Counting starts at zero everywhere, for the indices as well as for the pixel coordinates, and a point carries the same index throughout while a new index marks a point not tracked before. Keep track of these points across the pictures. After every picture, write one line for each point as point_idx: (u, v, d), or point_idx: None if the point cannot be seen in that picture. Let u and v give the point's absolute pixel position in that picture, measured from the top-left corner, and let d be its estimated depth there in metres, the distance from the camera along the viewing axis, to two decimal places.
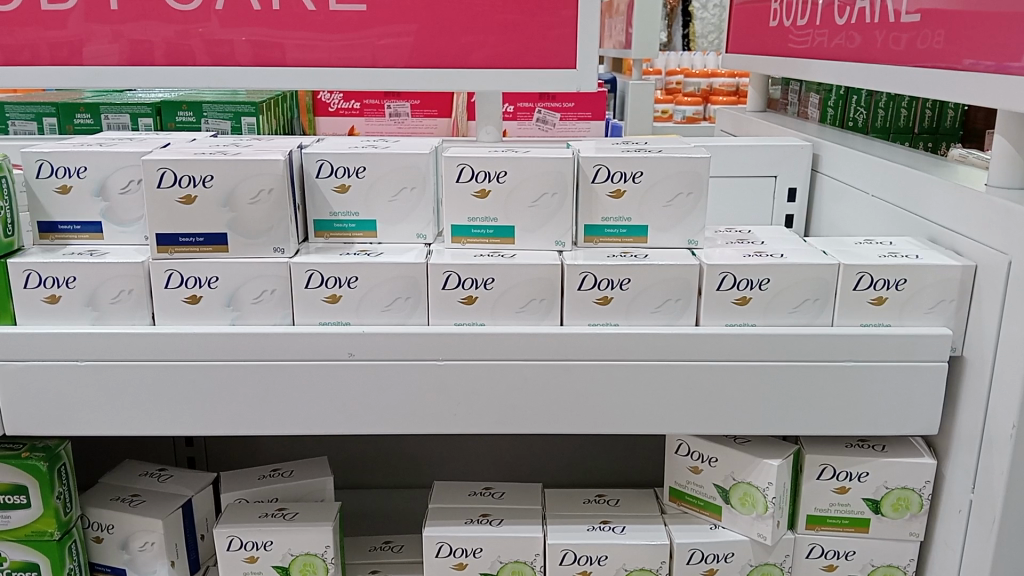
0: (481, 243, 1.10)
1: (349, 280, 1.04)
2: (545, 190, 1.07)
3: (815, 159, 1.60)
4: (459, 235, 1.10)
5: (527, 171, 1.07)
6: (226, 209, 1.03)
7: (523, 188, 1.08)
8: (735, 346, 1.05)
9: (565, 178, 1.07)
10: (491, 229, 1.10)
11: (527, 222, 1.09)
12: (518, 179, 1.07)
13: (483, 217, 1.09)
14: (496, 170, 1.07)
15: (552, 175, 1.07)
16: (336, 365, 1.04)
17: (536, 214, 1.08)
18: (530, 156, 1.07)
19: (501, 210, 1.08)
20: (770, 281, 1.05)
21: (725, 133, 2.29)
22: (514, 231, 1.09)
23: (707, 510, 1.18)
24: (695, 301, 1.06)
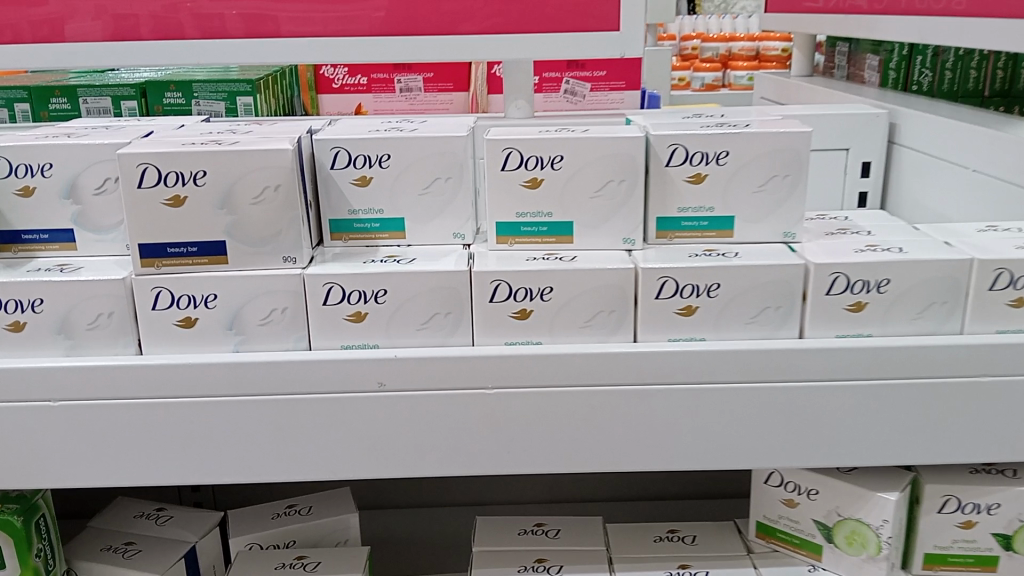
0: (532, 242, 0.91)
1: (378, 294, 0.85)
2: (608, 177, 0.88)
3: (892, 129, 1.40)
4: (506, 235, 0.91)
5: (588, 155, 0.88)
6: (223, 210, 0.84)
7: (582, 175, 0.88)
8: (848, 361, 0.86)
9: (635, 161, 0.88)
10: (545, 225, 0.90)
11: (588, 217, 0.90)
12: (576, 165, 0.88)
13: (534, 211, 0.90)
14: (553, 154, 0.88)
15: (619, 159, 0.88)
16: (363, 398, 0.86)
17: (597, 207, 0.89)
18: (590, 136, 0.87)
19: (557, 202, 0.89)
20: (890, 282, 0.87)
21: (767, 101, 2.10)
22: (574, 227, 0.90)
23: (803, 549, 1.00)
24: (799, 307, 0.87)
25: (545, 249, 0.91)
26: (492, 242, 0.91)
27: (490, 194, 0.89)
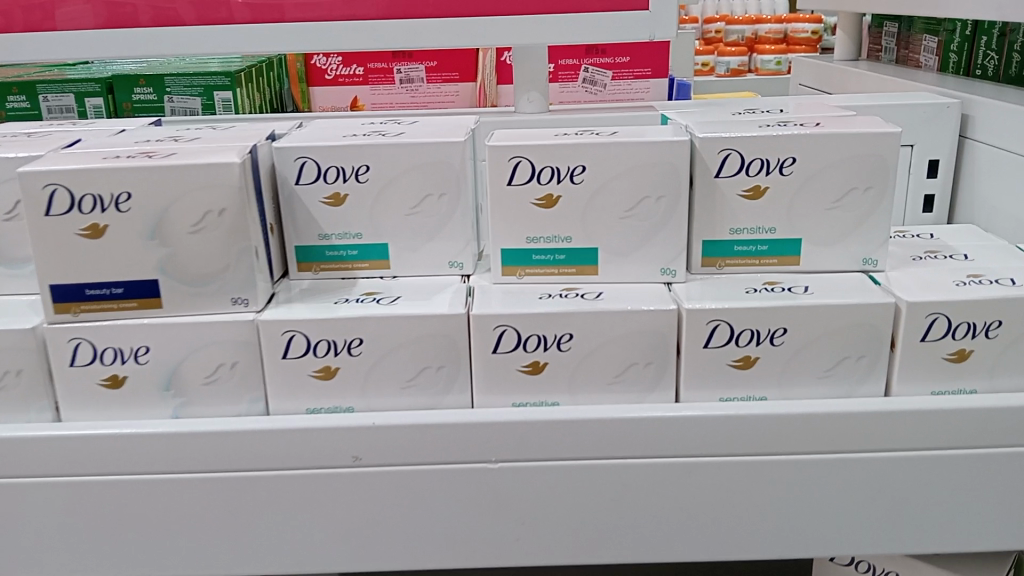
0: (546, 274, 0.73)
1: (352, 344, 0.68)
2: (642, 193, 0.70)
3: (962, 121, 1.20)
4: (514, 265, 0.73)
5: (618, 164, 0.70)
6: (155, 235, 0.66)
7: (609, 190, 0.70)
8: (949, 427, 0.68)
9: (678, 173, 0.70)
10: (562, 254, 0.72)
11: (617, 243, 0.72)
12: (602, 178, 0.70)
13: (550, 236, 0.72)
14: (574, 164, 0.70)
15: (657, 171, 0.70)
16: (334, 475, 0.68)
17: (629, 229, 0.71)
18: (620, 140, 0.69)
19: (578, 223, 0.71)
20: (1001, 325, 0.68)
21: (806, 88, 1.90)
22: (601, 255, 0.72)
23: None
24: (887, 356, 0.69)
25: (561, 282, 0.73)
26: (496, 274, 0.73)
27: (494, 215, 0.71)
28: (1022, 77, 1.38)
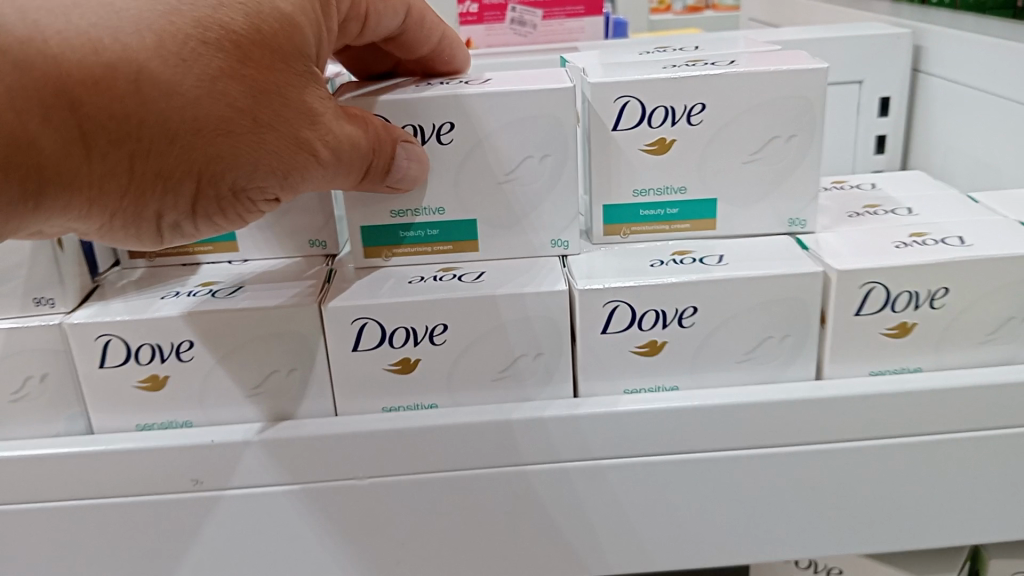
0: (415, 253, 0.62)
1: (181, 347, 0.57)
2: (525, 152, 0.59)
3: (915, 53, 1.09)
4: (378, 244, 0.62)
5: (494, 118, 0.58)
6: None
7: (484, 150, 0.59)
8: (891, 413, 0.58)
9: (566, 130, 0.59)
10: (435, 228, 0.61)
11: (498, 212, 0.61)
12: (475, 135, 0.58)
13: (418, 208, 0.61)
14: (439, 121, 0.58)
15: (540, 126, 0.58)
16: (170, 502, 0.58)
17: (511, 197, 0.60)
18: (487, 91, 0.57)
19: (451, 191, 0.60)
20: (947, 292, 0.58)
21: (758, 24, 1.77)
22: (479, 228, 0.61)
23: None
24: (816, 333, 0.59)
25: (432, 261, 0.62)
26: (358, 255, 0.62)
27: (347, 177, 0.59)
28: None
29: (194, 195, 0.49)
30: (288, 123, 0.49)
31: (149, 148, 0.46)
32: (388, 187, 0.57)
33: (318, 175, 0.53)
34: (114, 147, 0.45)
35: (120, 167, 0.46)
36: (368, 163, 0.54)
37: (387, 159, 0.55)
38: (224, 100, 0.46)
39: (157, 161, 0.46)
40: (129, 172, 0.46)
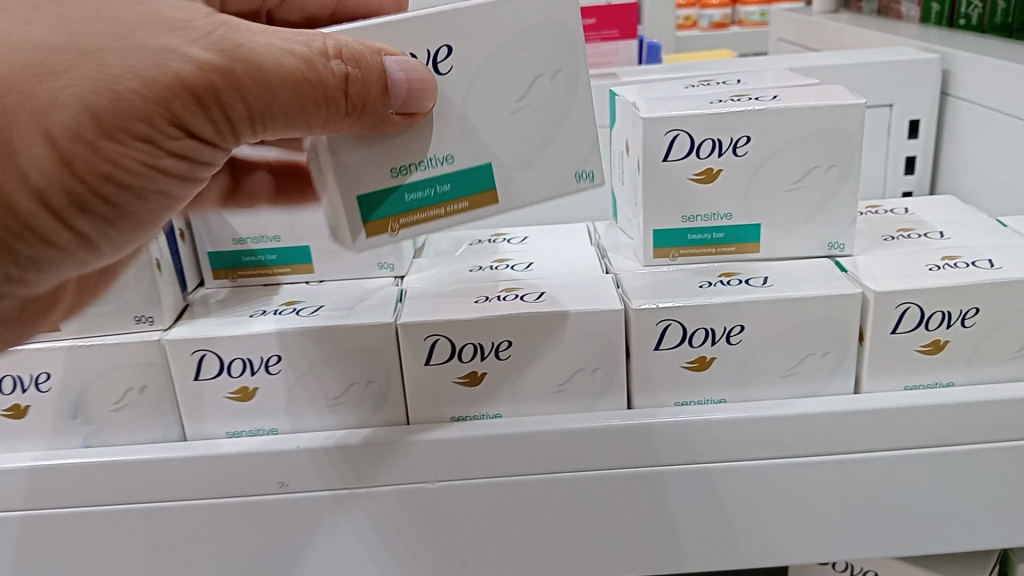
0: (427, 218, 0.58)
1: (269, 361, 0.63)
2: (532, 71, 0.57)
3: (943, 78, 1.13)
4: (383, 219, 0.57)
5: (493, 36, 0.56)
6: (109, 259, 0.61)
7: (488, 75, 0.56)
8: (926, 423, 0.62)
9: (570, 39, 0.57)
10: (442, 183, 0.57)
11: (515, 151, 0.58)
12: (476, 59, 0.56)
13: (421, 162, 0.57)
14: (436, 47, 0.55)
15: (544, 39, 0.56)
16: (257, 503, 0.63)
17: (523, 125, 0.58)
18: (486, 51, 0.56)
19: (458, 134, 0.57)
20: (979, 311, 0.62)
21: (786, 45, 1.82)
22: (494, 173, 0.58)
23: None
24: (855, 349, 0.63)
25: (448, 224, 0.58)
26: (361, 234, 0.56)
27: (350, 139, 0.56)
28: (1007, 26, 1.30)
29: (97, 144, 0.49)
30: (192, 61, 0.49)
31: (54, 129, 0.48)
32: (369, 107, 0.53)
33: (278, 112, 0.52)
34: (20, 139, 0.48)
35: (12, 129, 0.48)
36: (319, 89, 0.51)
37: (368, 75, 0.52)
38: (108, 62, 0.48)
39: (77, 138, 0.49)
40: (17, 129, 0.48)
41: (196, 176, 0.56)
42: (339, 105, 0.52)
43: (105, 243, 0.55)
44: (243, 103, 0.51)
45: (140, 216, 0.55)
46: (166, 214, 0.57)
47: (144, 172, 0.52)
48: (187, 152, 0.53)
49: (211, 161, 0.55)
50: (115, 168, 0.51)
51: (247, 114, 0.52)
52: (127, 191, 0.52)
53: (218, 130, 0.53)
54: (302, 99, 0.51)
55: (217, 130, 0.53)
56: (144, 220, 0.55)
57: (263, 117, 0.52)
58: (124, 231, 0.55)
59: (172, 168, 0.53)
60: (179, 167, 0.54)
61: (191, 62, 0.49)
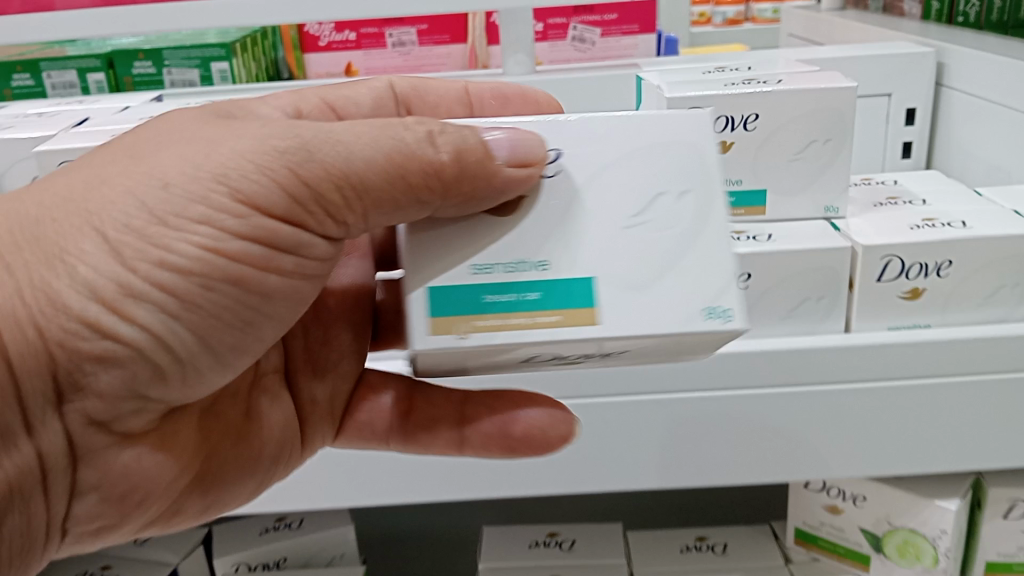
0: (507, 325, 0.49)
1: None
2: (655, 188, 0.51)
3: (939, 70, 1.23)
4: (453, 315, 0.49)
5: (614, 145, 0.51)
6: (258, 404, 0.67)
7: (602, 185, 0.51)
8: (905, 358, 0.73)
9: (703, 154, 0.51)
10: (533, 291, 0.49)
11: (626, 272, 0.50)
12: (592, 164, 0.51)
13: (514, 263, 0.49)
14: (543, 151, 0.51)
15: (670, 154, 0.51)
16: None
17: (641, 243, 0.50)
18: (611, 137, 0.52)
19: (554, 241, 0.50)
20: (952, 264, 0.73)
21: (797, 38, 1.92)
22: (597, 289, 0.49)
23: (849, 559, 0.90)
24: (845, 297, 0.75)
25: (531, 335, 0.49)
26: (423, 328, 0.49)
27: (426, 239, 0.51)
28: (1001, 24, 1.40)
29: (158, 230, 0.47)
30: (278, 151, 0.48)
31: (134, 231, 0.47)
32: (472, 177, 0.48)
33: (386, 200, 0.49)
34: (84, 240, 0.47)
35: (72, 236, 0.47)
36: (407, 155, 0.48)
37: (466, 149, 0.48)
38: (187, 159, 0.48)
39: (153, 240, 0.47)
40: (70, 237, 0.47)
41: (281, 282, 0.52)
42: (434, 172, 0.48)
43: (186, 361, 0.52)
44: (300, 167, 0.48)
45: (242, 334, 0.54)
46: (248, 311, 0.52)
47: (201, 254, 0.48)
48: (238, 212, 0.48)
49: (282, 250, 0.50)
50: (171, 263, 0.48)
51: (320, 188, 0.48)
52: (180, 275, 0.48)
53: (302, 213, 0.49)
54: (388, 165, 0.48)
55: (289, 209, 0.49)
56: (204, 308, 0.50)
57: (343, 189, 0.48)
58: (189, 314, 0.50)
59: (239, 254, 0.49)
60: (249, 253, 0.49)
61: (247, 145, 0.48)
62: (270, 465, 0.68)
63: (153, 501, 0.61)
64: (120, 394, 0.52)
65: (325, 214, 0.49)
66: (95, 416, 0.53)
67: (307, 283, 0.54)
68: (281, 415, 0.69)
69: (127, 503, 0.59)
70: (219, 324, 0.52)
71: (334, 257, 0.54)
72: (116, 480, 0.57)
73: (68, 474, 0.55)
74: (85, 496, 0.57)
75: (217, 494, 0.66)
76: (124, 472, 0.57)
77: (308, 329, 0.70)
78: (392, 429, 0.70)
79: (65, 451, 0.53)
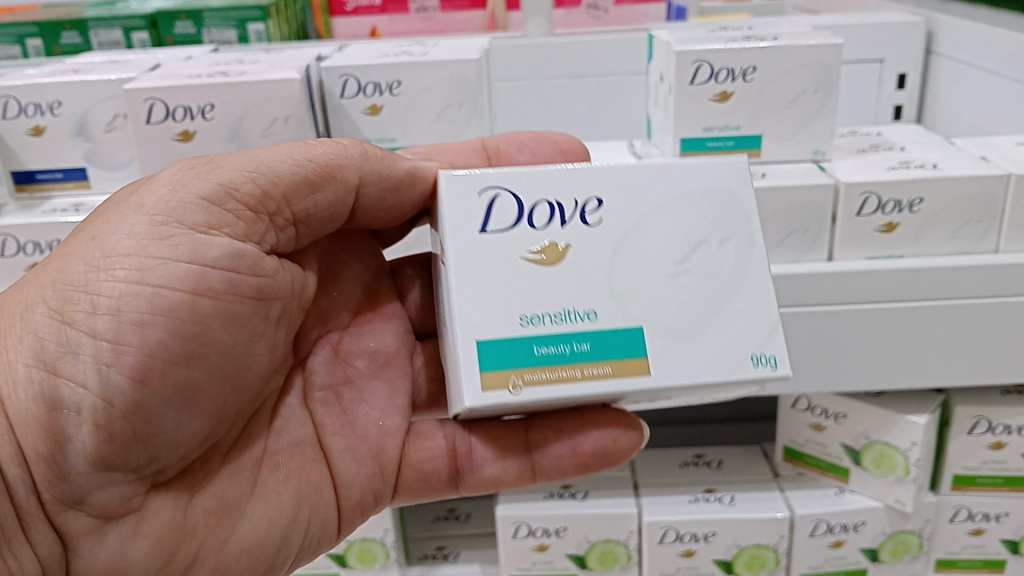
0: (558, 377, 0.52)
1: (392, 86, 0.87)
2: (699, 236, 0.56)
3: (930, 37, 1.32)
4: (506, 370, 0.52)
5: (658, 193, 0.56)
6: (268, 483, 0.63)
7: (646, 233, 0.55)
8: (880, 284, 0.83)
9: (741, 202, 0.57)
10: (586, 343, 0.53)
11: (675, 318, 0.54)
12: (635, 211, 0.56)
13: (564, 313, 0.53)
14: (586, 198, 0.56)
15: (711, 202, 0.57)
16: None
17: (687, 289, 0.55)
18: (659, 186, 0.56)
19: (604, 291, 0.54)
20: (923, 201, 0.83)
21: (800, 10, 2.00)
22: (646, 340, 0.53)
23: (830, 472, 1.00)
24: (828, 230, 0.85)
25: (584, 386, 0.52)
26: (476, 386, 0.52)
27: (484, 306, 0.53)
28: None
29: (105, 291, 0.53)
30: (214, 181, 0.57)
31: (85, 299, 0.53)
32: (339, 160, 0.61)
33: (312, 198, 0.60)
34: (39, 316, 0.53)
35: (29, 314, 0.53)
36: (323, 164, 0.60)
37: (370, 165, 0.62)
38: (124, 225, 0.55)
39: (103, 303, 0.53)
40: (29, 316, 0.53)
41: (216, 305, 0.56)
42: (323, 154, 0.61)
43: (141, 416, 0.54)
44: (211, 176, 0.57)
45: (195, 375, 0.56)
46: (193, 344, 0.56)
47: (131, 287, 0.54)
48: (159, 235, 0.55)
49: (212, 263, 0.56)
50: (105, 307, 0.53)
51: (235, 184, 0.57)
52: (113, 316, 0.53)
53: (225, 216, 0.57)
54: (289, 153, 0.60)
55: (212, 216, 0.56)
56: (148, 348, 0.54)
57: (255, 179, 0.58)
58: (132, 360, 0.53)
59: (166, 279, 0.54)
60: (177, 275, 0.55)
61: (162, 184, 0.57)
62: (290, 542, 0.63)
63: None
64: (86, 471, 0.53)
65: (248, 212, 0.58)
66: (65, 497, 0.53)
67: (245, 305, 0.58)
68: (309, 487, 0.64)
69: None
70: (168, 364, 0.55)
71: (270, 274, 0.60)
72: (106, 569, 0.55)
73: (58, 565, 0.54)
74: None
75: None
76: (110, 565, 0.55)
77: (342, 395, 0.67)
78: (455, 470, 0.66)
79: (56, 545, 0.54)
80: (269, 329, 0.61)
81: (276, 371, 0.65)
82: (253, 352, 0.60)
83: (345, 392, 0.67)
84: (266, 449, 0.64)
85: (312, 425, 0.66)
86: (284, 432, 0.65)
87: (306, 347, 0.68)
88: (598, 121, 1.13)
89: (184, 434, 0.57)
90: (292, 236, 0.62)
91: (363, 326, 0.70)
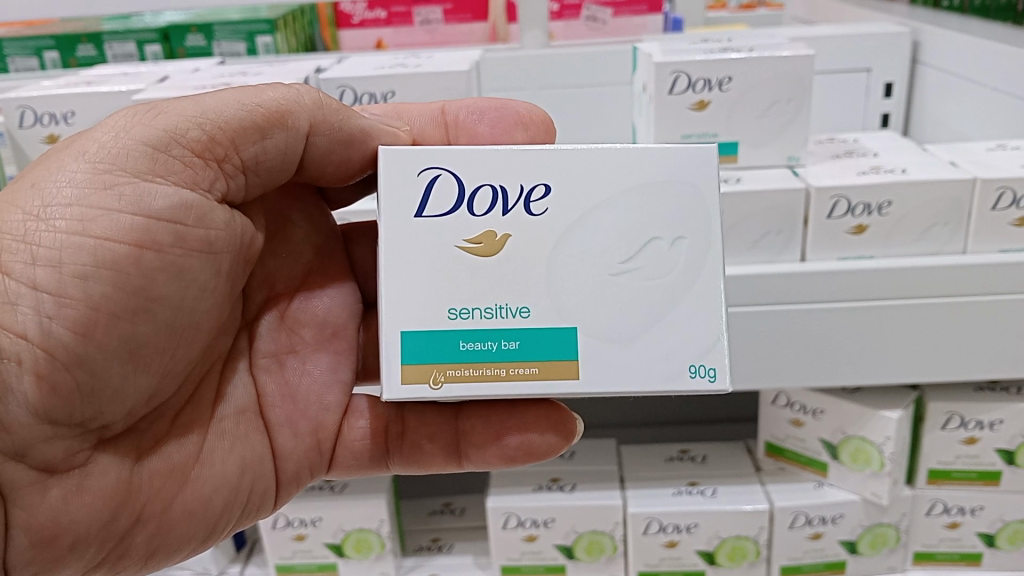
0: (480, 373, 0.56)
1: (386, 96, 0.92)
2: (651, 232, 0.58)
3: (916, 47, 1.34)
4: (428, 364, 0.56)
5: (610, 183, 0.58)
6: (214, 448, 0.66)
7: (593, 226, 0.58)
8: (845, 281, 0.86)
9: (698, 194, 0.58)
10: (516, 341, 0.57)
11: (613, 320, 0.57)
12: (586, 203, 0.58)
13: (498, 307, 0.57)
14: (533, 185, 0.58)
15: (666, 192, 0.58)
16: None
17: (629, 289, 0.57)
18: (608, 173, 0.58)
19: (543, 287, 0.57)
20: (891, 203, 0.87)
21: (798, 19, 2.04)
22: (576, 342, 0.57)
23: (810, 466, 1.04)
24: (801, 232, 0.89)
25: (508, 385, 0.56)
26: (397, 376, 0.56)
27: (422, 284, 0.57)
28: None
29: (47, 241, 0.55)
30: (160, 128, 0.58)
31: (24, 249, 0.55)
32: (290, 106, 0.62)
33: (262, 144, 0.61)
34: None
35: None
36: (277, 112, 0.61)
37: (324, 116, 0.63)
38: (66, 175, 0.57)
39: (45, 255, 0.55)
40: None
41: (162, 259, 0.58)
42: (274, 100, 0.61)
43: (85, 368, 0.56)
44: (156, 123, 0.58)
45: (140, 329, 0.58)
46: (137, 298, 0.57)
47: (72, 238, 0.55)
48: (104, 184, 0.57)
49: (157, 214, 0.57)
50: (45, 259, 0.55)
51: (181, 131, 0.58)
52: (54, 267, 0.55)
53: (171, 162, 0.58)
54: (239, 98, 0.60)
55: (156, 162, 0.58)
56: (90, 301, 0.55)
57: (201, 125, 0.59)
58: (73, 313, 0.55)
59: (108, 231, 0.56)
60: (119, 227, 0.56)
61: (107, 132, 0.58)
62: (231, 509, 0.67)
63: (89, 543, 0.60)
64: (31, 423, 0.55)
65: (194, 158, 0.59)
66: (7, 449, 0.55)
67: (192, 258, 0.60)
68: (255, 454, 0.68)
69: (60, 548, 0.58)
70: (112, 318, 0.56)
71: (219, 227, 0.61)
72: (48, 522, 0.57)
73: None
74: (15, 543, 0.57)
75: (167, 542, 0.64)
76: (54, 514, 0.57)
77: (284, 363, 0.70)
78: (387, 451, 0.71)
79: None
80: (218, 284, 0.63)
81: (221, 332, 0.67)
82: (200, 306, 0.62)
83: (287, 360, 0.70)
84: (212, 416, 0.66)
85: (255, 392, 0.69)
86: (231, 399, 0.67)
87: (252, 311, 0.70)
88: (588, 130, 1.18)
89: (129, 388, 0.58)
90: (242, 184, 0.63)
91: (308, 295, 0.71)
